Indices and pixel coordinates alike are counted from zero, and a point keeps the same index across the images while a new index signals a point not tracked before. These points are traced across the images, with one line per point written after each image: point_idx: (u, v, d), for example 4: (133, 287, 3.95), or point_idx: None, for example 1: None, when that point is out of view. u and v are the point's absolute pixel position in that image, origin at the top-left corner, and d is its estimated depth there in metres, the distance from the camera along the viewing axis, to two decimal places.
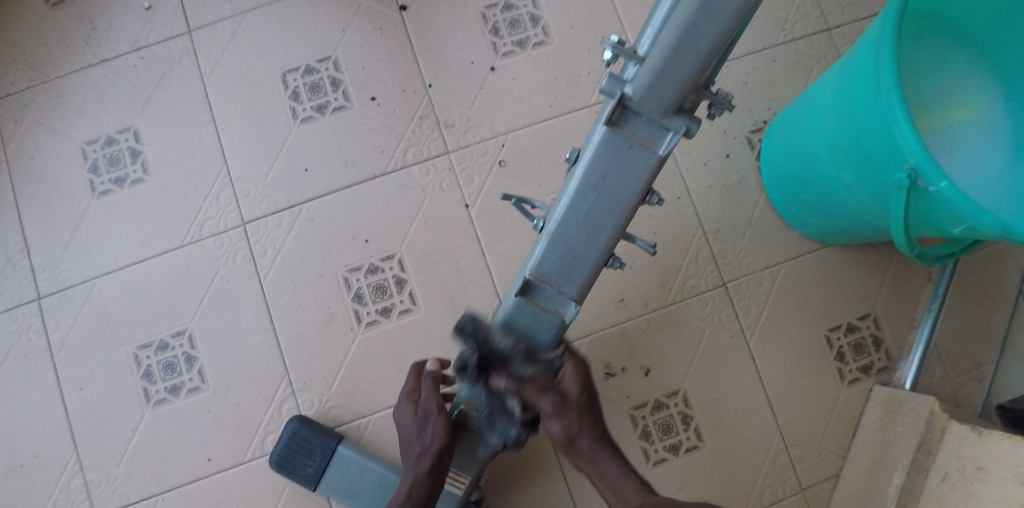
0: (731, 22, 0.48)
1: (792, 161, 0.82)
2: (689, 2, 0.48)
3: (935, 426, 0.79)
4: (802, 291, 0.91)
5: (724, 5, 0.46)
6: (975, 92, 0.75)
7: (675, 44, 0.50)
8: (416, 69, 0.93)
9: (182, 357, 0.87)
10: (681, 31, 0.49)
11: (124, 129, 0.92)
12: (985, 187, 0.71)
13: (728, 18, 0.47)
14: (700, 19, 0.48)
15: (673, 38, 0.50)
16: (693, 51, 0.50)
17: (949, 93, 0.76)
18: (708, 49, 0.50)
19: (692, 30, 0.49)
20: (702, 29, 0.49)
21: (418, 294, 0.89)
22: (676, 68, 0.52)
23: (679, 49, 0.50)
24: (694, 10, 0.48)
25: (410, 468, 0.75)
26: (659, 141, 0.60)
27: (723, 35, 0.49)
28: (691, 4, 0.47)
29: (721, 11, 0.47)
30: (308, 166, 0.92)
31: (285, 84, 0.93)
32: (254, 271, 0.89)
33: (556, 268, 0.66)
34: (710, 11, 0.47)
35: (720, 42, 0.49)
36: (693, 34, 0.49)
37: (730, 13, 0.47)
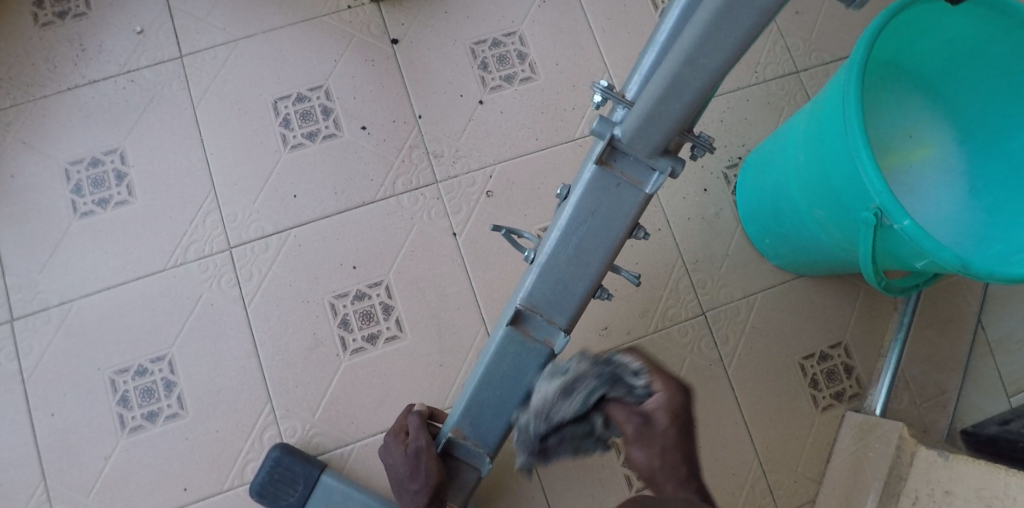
0: (715, 73, 0.49)
1: (767, 197, 0.86)
2: (676, 54, 0.49)
3: (904, 451, 0.82)
4: (777, 321, 0.95)
5: (709, 58, 0.47)
6: (932, 136, 0.81)
7: (662, 91, 0.52)
8: (407, 100, 0.96)
9: (160, 383, 0.85)
10: (668, 79, 0.50)
11: (110, 151, 0.92)
12: (944, 225, 0.77)
13: (713, 70, 0.48)
14: (685, 70, 0.49)
15: (660, 86, 0.51)
16: (680, 99, 0.52)
17: (909, 136, 0.82)
18: (693, 96, 0.51)
19: (677, 81, 0.50)
20: (687, 79, 0.50)
21: (405, 321, 0.90)
22: (663, 114, 0.53)
23: (666, 96, 0.52)
24: (680, 62, 0.49)
25: (409, 506, 0.74)
26: (646, 179, 0.62)
27: (708, 84, 0.50)
28: (677, 57, 0.48)
29: (706, 63, 0.48)
30: (297, 192, 0.92)
31: (276, 112, 0.94)
32: (238, 296, 0.88)
33: (545, 298, 0.67)
34: (695, 62, 0.48)
35: (706, 90, 0.50)
36: (679, 84, 0.50)
37: (716, 65, 0.48)
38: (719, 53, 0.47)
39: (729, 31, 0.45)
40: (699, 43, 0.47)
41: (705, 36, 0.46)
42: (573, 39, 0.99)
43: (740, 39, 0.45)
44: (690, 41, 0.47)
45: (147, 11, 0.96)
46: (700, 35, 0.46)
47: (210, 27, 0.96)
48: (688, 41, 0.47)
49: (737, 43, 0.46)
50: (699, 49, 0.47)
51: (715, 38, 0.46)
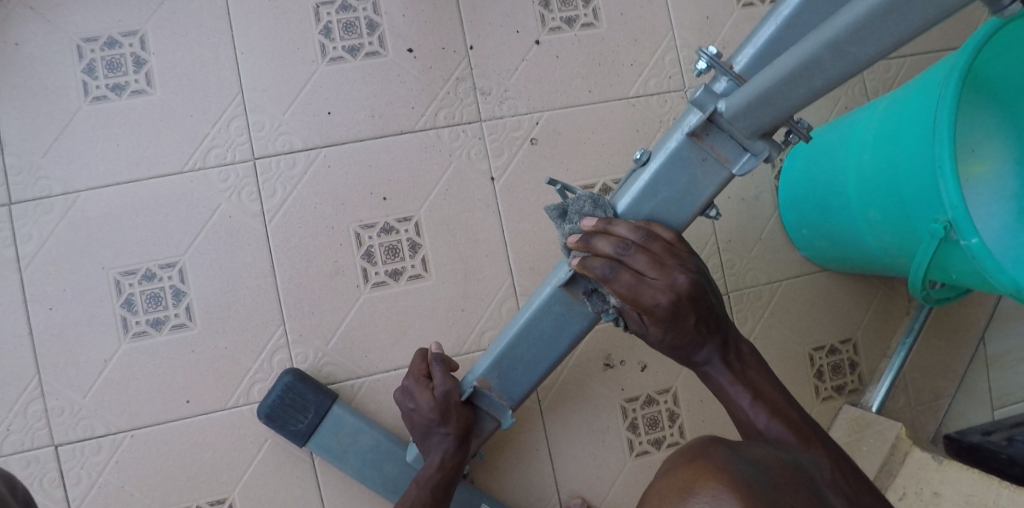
0: (859, 64, 0.45)
1: (816, 189, 0.85)
2: (820, 37, 0.45)
3: (898, 450, 0.87)
4: (795, 310, 0.96)
5: (859, 49, 0.44)
6: (990, 151, 0.78)
7: (790, 74, 0.48)
8: (459, 28, 0.89)
9: (169, 290, 0.81)
10: (801, 63, 0.47)
11: (130, 33, 0.83)
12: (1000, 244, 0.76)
13: (858, 61, 0.45)
14: (827, 56, 0.46)
15: (790, 67, 0.48)
16: (806, 86, 0.49)
17: (969, 150, 0.79)
18: (823, 86, 0.48)
19: (814, 63, 0.47)
20: (823, 66, 0.47)
21: (431, 261, 0.87)
22: (779, 99, 0.51)
23: (792, 79, 0.48)
24: (825, 46, 0.45)
25: (436, 444, 0.73)
26: (734, 159, 0.59)
27: (844, 75, 0.47)
28: (823, 40, 0.45)
29: (852, 54, 0.45)
30: (332, 108, 0.86)
31: (317, 17, 0.87)
32: (259, 211, 0.83)
33: None
34: (841, 51, 0.45)
35: (836, 82, 0.48)
36: (811, 70, 0.47)
37: (863, 57, 0.45)
38: (872, 45, 0.43)
39: (895, 24, 0.41)
40: (855, 31, 0.43)
41: (864, 26, 0.42)
42: None
43: (903, 34, 0.42)
44: (842, 27, 0.44)
45: None
46: (859, 23, 0.43)
47: None
48: (843, 25, 0.44)
49: (897, 38, 0.43)
50: (850, 37, 0.44)
51: (874, 28, 0.42)
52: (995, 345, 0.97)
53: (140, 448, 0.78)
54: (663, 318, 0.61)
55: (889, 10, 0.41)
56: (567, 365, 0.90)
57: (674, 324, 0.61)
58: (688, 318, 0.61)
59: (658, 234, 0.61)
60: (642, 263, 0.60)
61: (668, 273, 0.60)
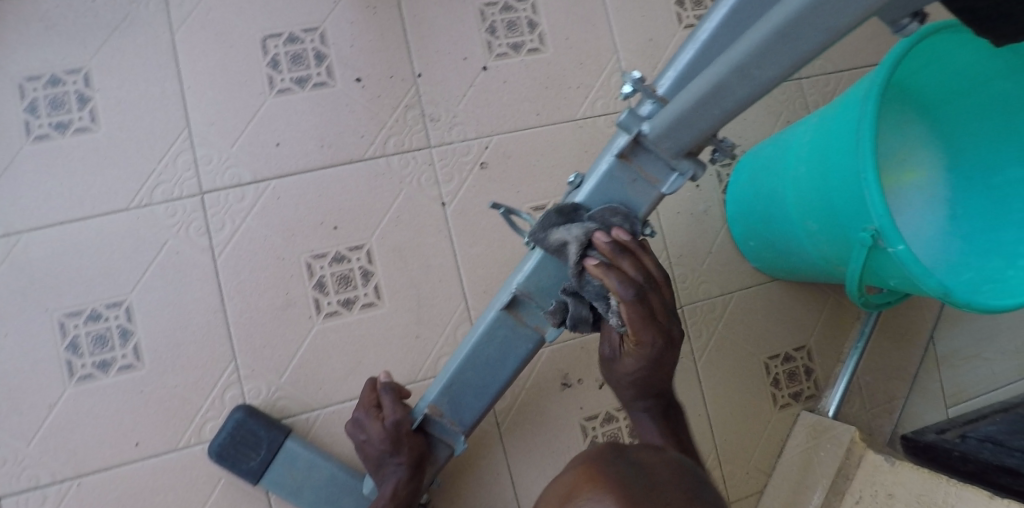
0: (765, 84, 0.50)
1: (760, 200, 0.89)
2: (725, 62, 0.50)
3: (853, 454, 0.89)
4: (750, 319, 0.98)
5: (761, 71, 0.48)
6: (921, 162, 0.88)
7: (705, 96, 0.52)
8: (407, 56, 0.89)
9: (115, 330, 0.79)
10: (713, 86, 0.51)
11: (74, 71, 0.81)
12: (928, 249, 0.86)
13: (762, 82, 0.50)
14: (734, 78, 0.50)
15: (702, 91, 0.52)
16: (720, 107, 0.53)
17: (899, 158, 0.90)
18: (734, 105, 0.52)
19: (723, 86, 0.51)
20: (733, 88, 0.51)
21: (384, 289, 0.87)
22: (696, 120, 0.55)
23: (705, 102, 0.53)
24: (733, 69, 0.49)
25: (389, 473, 0.73)
26: (664, 179, 0.62)
27: (752, 96, 0.51)
28: (727, 65, 0.49)
29: (756, 76, 0.49)
30: (280, 140, 0.85)
31: (264, 50, 0.86)
32: (208, 246, 0.82)
33: (543, 287, 0.67)
34: (747, 74, 0.49)
35: (746, 102, 0.52)
36: (723, 93, 0.51)
37: (766, 78, 0.49)
38: (773, 67, 0.48)
39: (790, 49, 0.46)
40: (757, 55, 0.47)
41: (763, 52, 0.47)
42: (587, 13, 0.95)
43: (799, 57, 0.46)
44: (744, 53, 0.48)
45: None
46: (758, 49, 0.47)
47: None
48: (743, 51, 0.48)
49: (793, 60, 0.47)
50: (752, 62, 0.48)
51: (772, 51, 0.47)
52: (944, 345, 1.01)
53: (88, 495, 0.77)
54: (648, 357, 0.64)
55: (782, 37, 0.45)
56: (524, 386, 0.90)
57: (648, 366, 0.65)
58: (663, 362, 0.65)
59: (643, 261, 0.61)
60: (657, 303, 0.62)
61: (674, 321, 0.64)
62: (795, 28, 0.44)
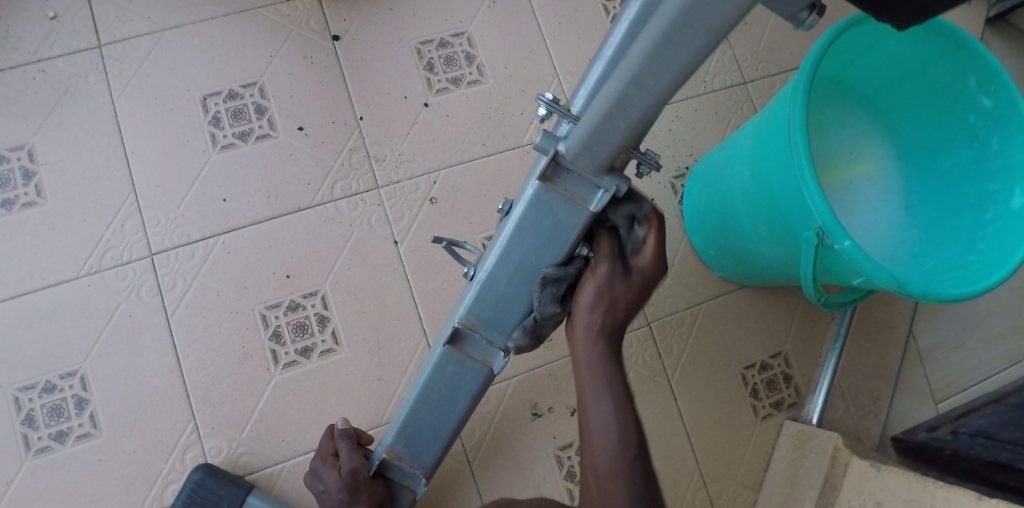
0: (662, 93, 0.49)
1: (713, 207, 0.88)
2: (621, 75, 0.48)
3: (839, 462, 0.86)
4: (720, 330, 0.97)
5: (654, 81, 0.47)
6: (870, 154, 0.89)
7: (608, 111, 0.52)
8: (348, 100, 0.91)
9: (70, 400, 0.79)
10: (612, 101, 0.50)
11: (17, 148, 0.82)
12: (888, 240, 0.85)
13: (659, 91, 0.49)
14: (631, 90, 0.49)
15: (605, 106, 0.51)
16: (626, 119, 0.52)
17: (848, 153, 0.90)
18: (639, 117, 0.51)
19: (624, 98, 0.50)
20: (633, 100, 0.50)
21: (342, 334, 0.86)
22: (607, 134, 0.54)
23: (611, 115, 0.52)
24: (626, 82, 0.48)
25: None
26: (590, 197, 0.61)
27: (655, 105, 0.50)
28: (624, 78, 0.48)
29: (652, 85, 0.48)
30: (227, 195, 0.86)
31: (204, 109, 0.87)
32: (161, 306, 0.82)
33: (484, 318, 0.67)
34: (641, 86, 0.48)
35: (650, 112, 0.51)
36: (625, 106, 0.50)
37: (661, 87, 0.48)
38: (664, 75, 0.47)
39: (673, 57, 0.44)
40: (645, 66, 0.46)
41: (649, 64, 0.46)
42: (524, 41, 0.96)
43: (686, 63, 0.45)
44: (633, 65, 0.47)
45: None
46: (645, 61, 0.46)
47: (132, 13, 0.87)
48: (634, 63, 0.47)
49: (681, 67, 0.45)
50: (645, 73, 0.47)
51: (658, 60, 0.46)
52: (926, 338, 0.99)
53: None
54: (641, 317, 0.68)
55: (663, 47, 0.44)
56: (493, 419, 0.88)
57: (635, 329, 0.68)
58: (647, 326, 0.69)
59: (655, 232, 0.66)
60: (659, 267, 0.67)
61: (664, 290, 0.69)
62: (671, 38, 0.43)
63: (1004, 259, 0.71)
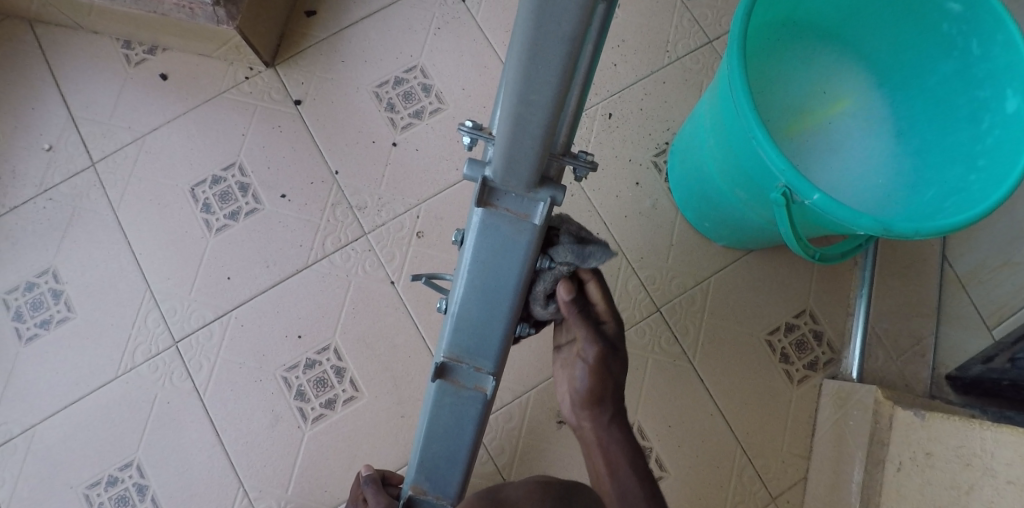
0: (551, 105, 0.49)
1: (695, 182, 0.86)
2: (509, 97, 0.50)
3: (882, 415, 0.82)
4: (735, 301, 0.94)
5: (539, 94, 0.48)
6: (847, 88, 0.85)
7: (511, 132, 0.52)
8: (321, 158, 0.94)
9: (133, 488, 0.86)
10: (510, 122, 0.51)
11: (42, 272, 0.90)
12: (883, 171, 0.80)
13: (547, 103, 0.49)
14: (522, 109, 0.50)
15: (507, 129, 0.52)
16: (530, 136, 0.53)
17: (822, 93, 0.86)
18: (541, 132, 0.52)
19: (519, 119, 0.51)
20: (528, 117, 0.51)
21: (360, 380, 0.90)
22: (520, 154, 0.55)
23: (516, 136, 0.53)
24: (516, 101, 0.49)
25: None
26: (532, 211, 0.62)
27: (550, 117, 0.51)
28: (511, 98, 0.50)
29: (538, 100, 0.49)
30: (230, 273, 0.91)
31: (194, 198, 0.93)
32: (193, 388, 0.89)
33: (466, 347, 0.68)
34: (530, 102, 0.49)
35: (549, 126, 0.51)
36: (523, 125, 0.51)
37: (548, 98, 0.49)
38: (545, 88, 0.48)
39: (544, 67, 0.45)
40: (524, 83, 0.47)
41: (527, 80, 0.47)
42: (477, 60, 0.98)
43: (560, 71, 0.46)
44: (515, 84, 0.48)
45: (50, 127, 0.93)
46: (522, 77, 0.47)
47: (114, 126, 0.93)
48: (513, 83, 0.48)
49: (557, 75, 0.46)
50: (526, 90, 0.48)
51: (534, 76, 0.47)
52: (964, 264, 0.93)
53: None
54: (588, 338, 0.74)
55: (532, 60, 0.45)
56: (521, 435, 0.90)
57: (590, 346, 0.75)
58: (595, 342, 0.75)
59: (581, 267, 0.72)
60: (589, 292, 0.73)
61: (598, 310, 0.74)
62: (536, 51, 0.44)
63: (1004, 172, 0.65)
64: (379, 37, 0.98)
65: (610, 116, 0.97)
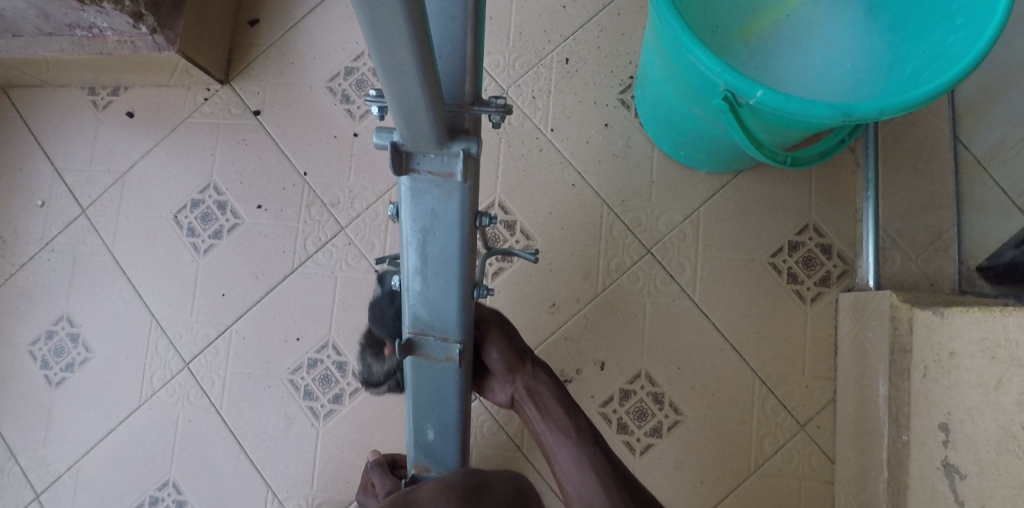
0: (418, 53, 0.44)
1: (658, 108, 0.81)
2: (373, 53, 0.45)
3: (901, 319, 0.75)
4: (730, 228, 0.88)
5: (397, 47, 0.43)
6: None
7: (394, 89, 0.48)
8: (289, 163, 0.95)
9: (173, 504, 0.91)
10: (390, 77, 0.47)
11: (58, 319, 0.96)
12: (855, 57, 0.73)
13: (414, 52, 0.44)
14: (392, 63, 0.45)
15: (389, 85, 0.48)
16: (415, 100, 0.50)
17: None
18: (422, 83, 0.48)
19: (394, 72, 0.46)
20: (402, 71, 0.46)
21: (362, 372, 0.91)
22: (415, 119, 0.52)
23: (401, 91, 0.48)
24: (381, 60, 0.45)
25: None
26: (453, 168, 0.59)
27: (424, 66, 0.46)
28: (376, 57, 0.45)
29: (401, 52, 0.44)
30: (224, 289, 0.94)
31: (179, 225, 0.96)
32: (210, 404, 0.92)
33: (428, 319, 0.67)
34: (398, 71, 0.46)
35: (428, 87, 0.48)
36: (403, 92, 0.49)
37: (411, 49, 0.44)
38: (402, 41, 0.43)
39: (386, 18, 0.40)
40: (377, 40, 0.43)
41: (380, 50, 0.44)
42: None
43: (410, 23, 0.41)
44: (369, 37, 0.43)
45: (41, 183, 0.98)
46: (375, 47, 0.44)
47: (96, 171, 0.97)
48: (369, 40, 0.43)
49: (406, 25, 0.41)
50: (383, 45, 0.43)
51: (383, 27, 0.42)
52: (981, 144, 0.83)
53: None
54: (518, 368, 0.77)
55: (374, 30, 0.42)
56: None
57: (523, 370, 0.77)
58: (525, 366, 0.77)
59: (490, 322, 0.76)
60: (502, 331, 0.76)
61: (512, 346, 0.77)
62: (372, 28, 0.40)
63: (981, 25, 0.56)
64: (322, 31, 0.97)
65: (567, 61, 0.93)
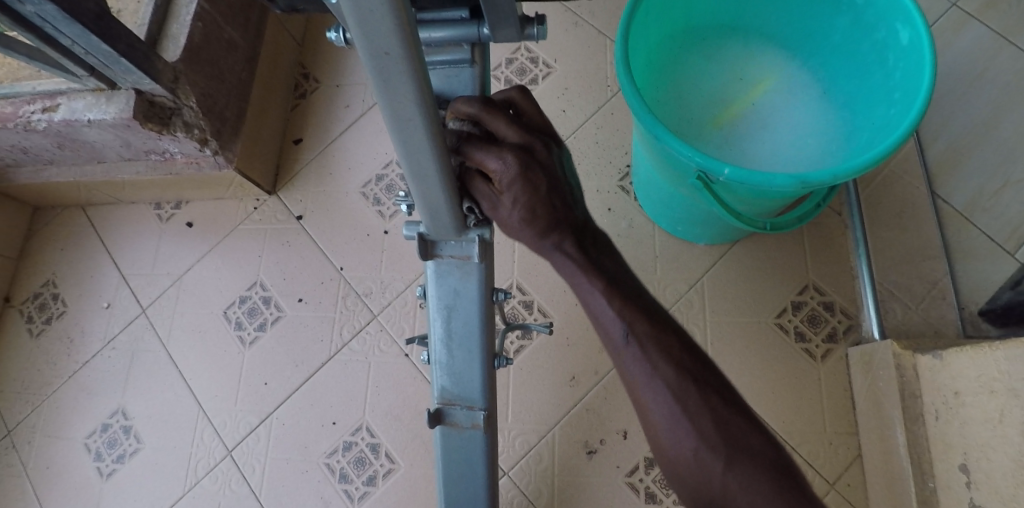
0: (440, 160, 0.52)
1: (653, 191, 0.89)
2: (403, 162, 0.53)
3: (907, 367, 0.78)
4: (735, 294, 0.93)
5: (421, 157, 0.51)
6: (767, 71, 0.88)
7: (420, 189, 0.56)
8: (326, 259, 1.05)
9: None
10: (416, 181, 0.54)
11: (114, 412, 1.03)
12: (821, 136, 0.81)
13: (436, 161, 0.52)
14: (418, 170, 0.53)
15: (416, 188, 0.56)
16: (437, 199, 0.58)
17: (741, 80, 0.88)
18: (443, 185, 0.55)
19: (420, 177, 0.54)
20: (427, 176, 0.54)
21: (394, 452, 0.95)
22: (437, 213, 0.60)
23: (424, 191, 0.56)
24: (410, 167, 0.53)
25: None
26: (471, 251, 0.68)
27: (444, 171, 0.54)
28: (405, 165, 0.53)
29: (425, 161, 0.52)
30: (266, 379, 1.01)
31: (227, 320, 1.05)
32: (250, 491, 0.96)
33: (455, 389, 0.72)
34: (422, 176, 0.54)
35: (449, 188, 0.56)
36: (427, 193, 0.56)
37: (433, 159, 0.52)
38: (426, 151, 0.51)
39: (411, 132, 0.49)
40: (406, 151, 0.51)
41: (408, 160, 0.52)
42: None
43: None
44: (400, 151, 0.51)
45: (107, 289, 1.09)
46: (403, 159, 0.52)
47: (156, 275, 1.09)
48: (399, 152, 0.51)
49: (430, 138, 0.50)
50: (410, 154, 0.51)
51: (410, 141, 0.50)
52: (959, 199, 0.90)
53: None
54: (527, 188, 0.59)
55: (403, 142, 0.50)
56: (555, 473, 0.90)
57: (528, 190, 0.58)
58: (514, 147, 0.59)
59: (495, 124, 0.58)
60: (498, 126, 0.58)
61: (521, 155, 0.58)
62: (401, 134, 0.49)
63: (913, 101, 0.65)
64: (356, 145, 1.11)
65: None
